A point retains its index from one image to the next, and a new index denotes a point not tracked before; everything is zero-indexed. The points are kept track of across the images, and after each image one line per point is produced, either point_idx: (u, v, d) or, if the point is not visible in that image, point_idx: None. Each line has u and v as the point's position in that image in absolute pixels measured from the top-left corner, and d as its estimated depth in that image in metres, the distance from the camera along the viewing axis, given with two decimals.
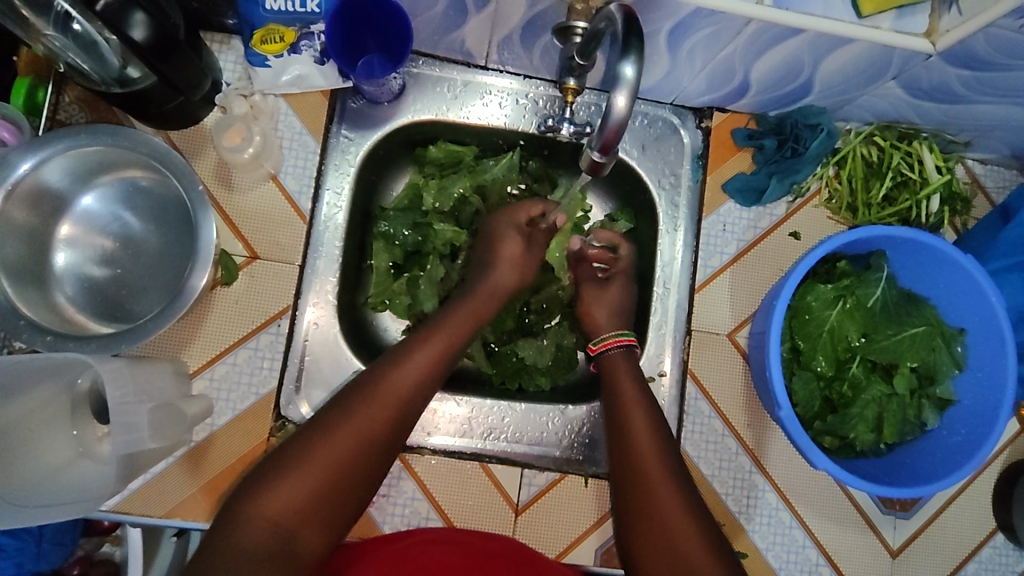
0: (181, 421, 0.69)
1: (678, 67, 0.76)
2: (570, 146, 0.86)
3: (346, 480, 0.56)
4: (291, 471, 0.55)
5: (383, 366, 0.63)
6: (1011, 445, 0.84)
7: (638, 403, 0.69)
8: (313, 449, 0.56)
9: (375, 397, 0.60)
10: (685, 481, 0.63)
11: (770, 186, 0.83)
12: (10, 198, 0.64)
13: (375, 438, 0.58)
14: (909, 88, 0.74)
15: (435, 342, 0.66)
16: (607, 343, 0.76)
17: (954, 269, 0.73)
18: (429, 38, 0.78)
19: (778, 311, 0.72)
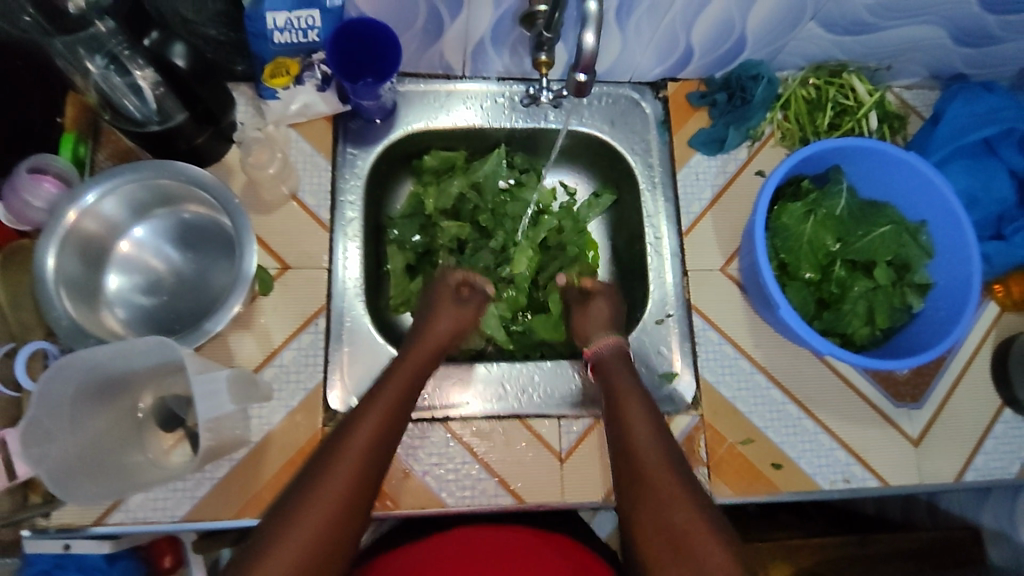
0: (249, 395, 0.72)
1: (630, 42, 0.88)
2: (549, 137, 0.98)
3: (324, 553, 0.58)
4: (271, 553, 0.56)
5: (338, 436, 0.65)
6: (997, 325, 0.92)
7: (645, 431, 0.69)
8: (283, 532, 0.58)
9: (332, 472, 0.61)
10: (685, 473, 0.66)
11: (729, 135, 0.93)
12: (76, 223, 0.72)
13: (340, 507, 0.60)
14: (826, 26, 0.86)
15: (378, 406, 0.68)
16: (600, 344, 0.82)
17: (903, 167, 0.82)
18: (413, 57, 0.89)
19: (759, 229, 0.80)
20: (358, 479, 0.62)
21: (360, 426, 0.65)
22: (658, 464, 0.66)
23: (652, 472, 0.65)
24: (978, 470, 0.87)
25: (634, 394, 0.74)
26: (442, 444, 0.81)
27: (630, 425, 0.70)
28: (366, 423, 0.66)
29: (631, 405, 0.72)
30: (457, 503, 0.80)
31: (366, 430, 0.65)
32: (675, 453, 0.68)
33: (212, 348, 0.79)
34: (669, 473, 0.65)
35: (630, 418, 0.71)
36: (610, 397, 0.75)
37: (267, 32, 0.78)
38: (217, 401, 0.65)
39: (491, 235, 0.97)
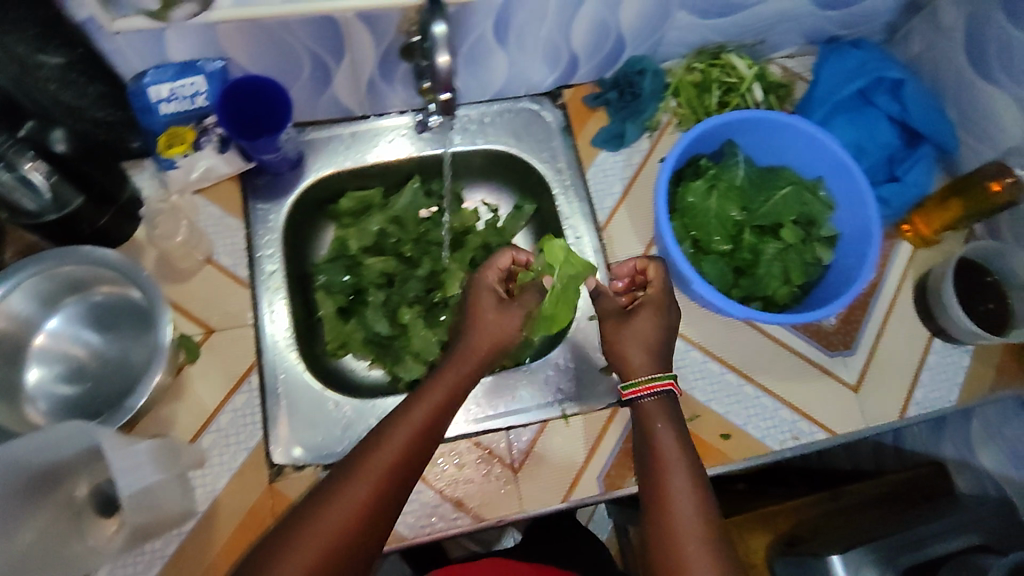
0: (180, 463, 0.72)
1: (516, 58, 0.90)
2: (464, 163, 1.02)
3: (338, 555, 0.61)
4: (289, 551, 0.60)
5: (371, 441, 0.68)
6: (913, 262, 0.96)
7: (686, 495, 0.68)
8: (303, 532, 0.61)
9: (356, 479, 0.65)
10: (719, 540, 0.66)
11: (627, 129, 0.96)
12: None
13: (361, 513, 0.63)
14: (695, 13, 0.90)
15: (417, 414, 0.71)
16: (649, 388, 0.76)
17: (790, 131, 0.86)
18: (309, 105, 0.90)
19: (662, 211, 0.82)
20: (382, 490, 0.65)
21: (394, 437, 0.68)
22: (693, 524, 0.66)
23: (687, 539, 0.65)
24: (920, 402, 0.89)
25: (687, 480, 0.69)
26: None
27: (672, 514, 0.67)
28: (398, 432, 0.69)
29: (676, 463, 0.70)
30: (416, 534, 0.79)
31: (400, 440, 0.68)
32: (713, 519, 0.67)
33: (145, 425, 0.78)
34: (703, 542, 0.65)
35: (668, 480, 0.70)
36: (647, 442, 0.74)
37: (152, 105, 0.79)
38: (140, 473, 0.64)
39: (417, 264, 0.98)
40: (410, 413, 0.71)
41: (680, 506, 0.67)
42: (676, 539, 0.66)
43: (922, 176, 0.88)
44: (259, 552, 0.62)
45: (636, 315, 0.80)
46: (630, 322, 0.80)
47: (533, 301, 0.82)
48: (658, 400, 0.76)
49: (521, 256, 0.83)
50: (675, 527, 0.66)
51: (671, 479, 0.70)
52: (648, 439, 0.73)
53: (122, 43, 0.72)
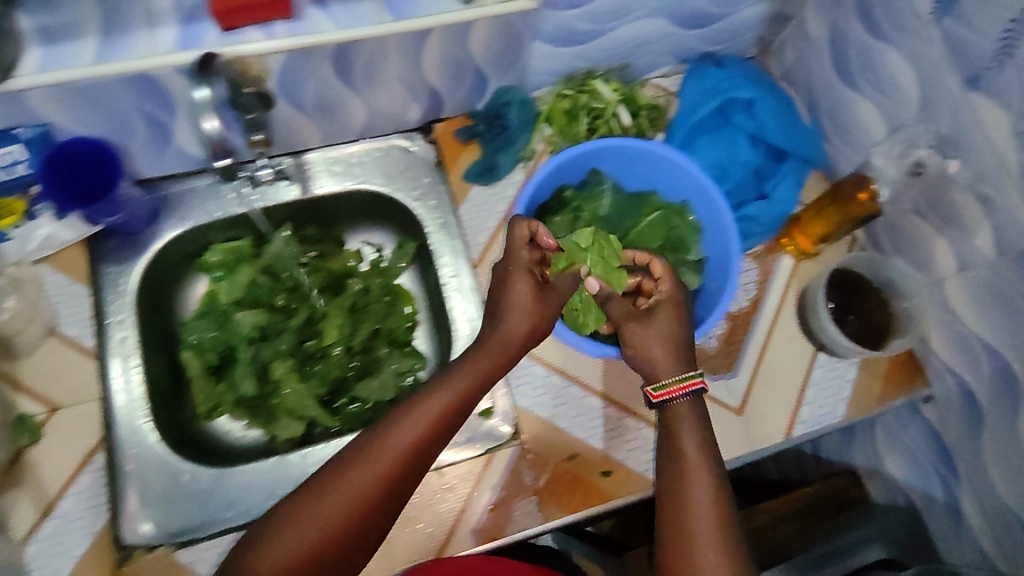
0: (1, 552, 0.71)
1: (371, 100, 0.88)
2: (340, 207, 0.99)
3: (336, 540, 0.61)
4: (288, 530, 0.61)
5: (387, 422, 0.67)
6: (795, 276, 0.95)
7: (707, 506, 0.65)
8: (304, 513, 0.62)
9: (365, 464, 0.64)
10: (736, 543, 0.63)
11: (498, 162, 0.94)
12: None
13: (364, 499, 0.63)
14: (550, 42, 0.88)
15: (435, 400, 0.68)
16: (684, 387, 0.71)
17: (651, 156, 0.84)
18: (157, 160, 0.86)
19: (516, 249, 0.79)
20: (390, 478, 0.64)
21: (406, 425, 0.66)
22: (710, 530, 0.64)
23: (704, 544, 0.63)
24: (805, 422, 0.90)
25: (707, 494, 0.65)
26: None
27: (694, 526, 0.64)
28: (410, 423, 0.66)
29: (699, 471, 0.66)
30: None
31: (412, 430, 0.66)
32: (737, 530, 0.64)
33: None
34: (721, 547, 0.63)
35: (691, 487, 0.66)
36: (669, 446, 0.69)
37: None
38: None
39: (292, 313, 0.95)
40: (431, 397, 0.68)
41: (702, 512, 0.64)
42: (691, 538, 0.63)
43: (789, 193, 0.86)
44: (265, 521, 0.63)
45: (655, 313, 0.76)
46: (649, 323, 0.75)
47: (555, 299, 0.76)
48: (691, 400, 0.71)
49: (523, 232, 0.76)
50: (695, 536, 0.63)
51: (694, 484, 0.66)
52: (674, 443, 0.69)
53: None
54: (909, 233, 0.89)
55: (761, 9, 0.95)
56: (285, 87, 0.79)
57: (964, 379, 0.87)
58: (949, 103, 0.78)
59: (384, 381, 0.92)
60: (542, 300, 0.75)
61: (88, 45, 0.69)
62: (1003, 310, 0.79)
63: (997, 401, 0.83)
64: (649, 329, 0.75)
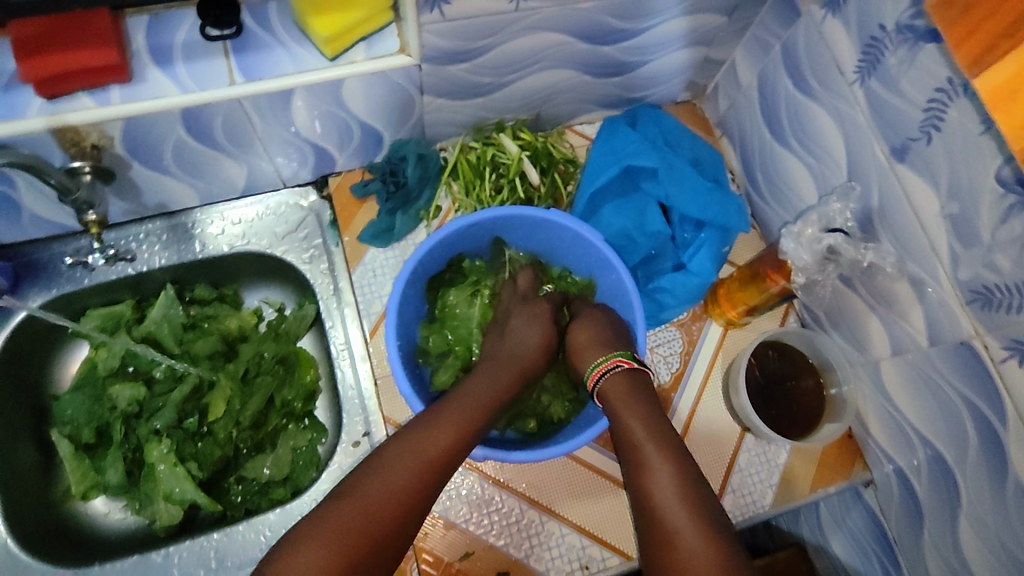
0: None
1: (249, 157, 0.81)
2: (232, 266, 0.92)
3: (363, 550, 0.54)
4: (310, 541, 0.53)
5: (415, 426, 0.63)
6: (722, 347, 0.88)
7: (676, 480, 0.59)
8: (330, 520, 0.55)
9: (394, 466, 0.59)
10: (712, 514, 0.57)
11: (396, 222, 0.87)
12: None
13: (399, 502, 0.57)
14: (445, 95, 0.80)
15: (467, 405, 0.65)
16: (601, 370, 0.69)
17: (551, 226, 0.77)
18: (14, 226, 0.79)
19: (390, 331, 0.71)
20: (423, 481, 0.59)
21: (439, 426, 0.62)
22: (678, 505, 0.58)
23: (675, 525, 0.57)
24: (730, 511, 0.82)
25: (670, 469, 0.60)
26: None
27: (663, 511, 0.58)
28: (444, 425, 0.63)
29: (658, 443, 0.62)
30: None
31: (445, 432, 0.62)
32: (711, 503, 0.58)
33: None
34: (696, 522, 0.56)
35: (648, 464, 0.61)
36: (620, 429, 0.65)
37: None
38: None
39: (177, 382, 0.87)
40: (459, 403, 0.65)
41: (664, 490, 0.59)
42: (661, 521, 0.58)
43: (706, 264, 0.78)
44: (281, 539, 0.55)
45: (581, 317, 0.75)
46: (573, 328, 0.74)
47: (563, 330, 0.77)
48: (626, 377, 0.68)
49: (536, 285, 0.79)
50: (663, 517, 0.58)
51: (653, 462, 0.61)
52: (621, 432, 0.64)
53: None
54: (843, 306, 0.81)
55: (686, 55, 0.88)
56: (137, 151, 0.72)
57: (901, 468, 0.79)
58: (876, 172, 0.70)
59: (279, 457, 0.85)
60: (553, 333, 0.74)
61: None
62: (935, 402, 0.70)
63: (934, 500, 0.73)
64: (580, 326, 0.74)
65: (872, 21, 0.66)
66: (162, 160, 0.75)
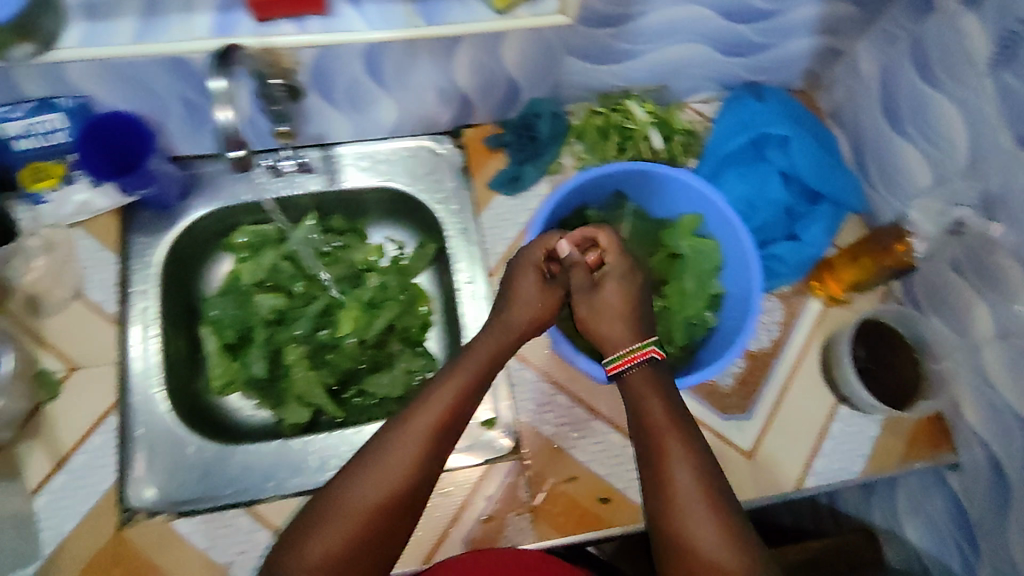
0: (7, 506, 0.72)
1: (402, 98, 0.88)
2: (367, 201, 1.00)
3: (371, 529, 0.62)
4: (324, 528, 0.62)
5: (414, 405, 0.69)
6: (822, 322, 0.91)
7: (692, 470, 0.65)
8: (338, 507, 0.63)
9: (390, 450, 0.65)
10: (726, 502, 0.64)
11: (525, 172, 0.94)
12: None
13: (397, 484, 0.64)
14: (586, 58, 0.87)
15: (461, 374, 0.71)
16: (630, 359, 0.73)
17: (676, 185, 0.83)
18: (193, 139, 0.89)
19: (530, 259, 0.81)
20: (423, 457, 0.65)
21: (427, 403, 0.68)
22: (694, 498, 0.64)
23: (688, 513, 0.63)
24: (822, 474, 0.85)
25: (682, 454, 0.66)
26: (247, 530, 0.75)
27: (676, 499, 0.64)
28: (433, 402, 0.68)
29: (672, 432, 0.68)
30: None
31: (435, 410, 0.68)
32: (723, 494, 0.65)
33: None
34: (710, 513, 0.63)
35: (666, 451, 0.66)
36: (637, 413, 0.70)
37: (7, 141, 0.78)
38: None
39: (310, 300, 0.96)
40: (452, 377, 0.70)
41: (682, 479, 0.65)
42: (675, 506, 0.64)
43: (819, 236, 0.84)
44: (301, 519, 0.64)
45: (603, 285, 0.77)
46: (597, 292, 0.77)
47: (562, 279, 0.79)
48: (641, 370, 0.72)
49: (553, 239, 0.78)
50: (677, 503, 0.64)
51: (670, 448, 0.67)
52: (640, 416, 0.69)
53: None
54: (947, 290, 0.85)
55: (810, 43, 0.93)
56: (317, 81, 0.81)
57: (993, 451, 0.81)
58: (1000, 159, 0.74)
59: (396, 377, 0.94)
60: (549, 293, 0.78)
61: (126, 26, 0.72)
62: None
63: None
64: (602, 296, 0.77)
65: (1011, 15, 0.70)
66: (331, 88, 0.83)
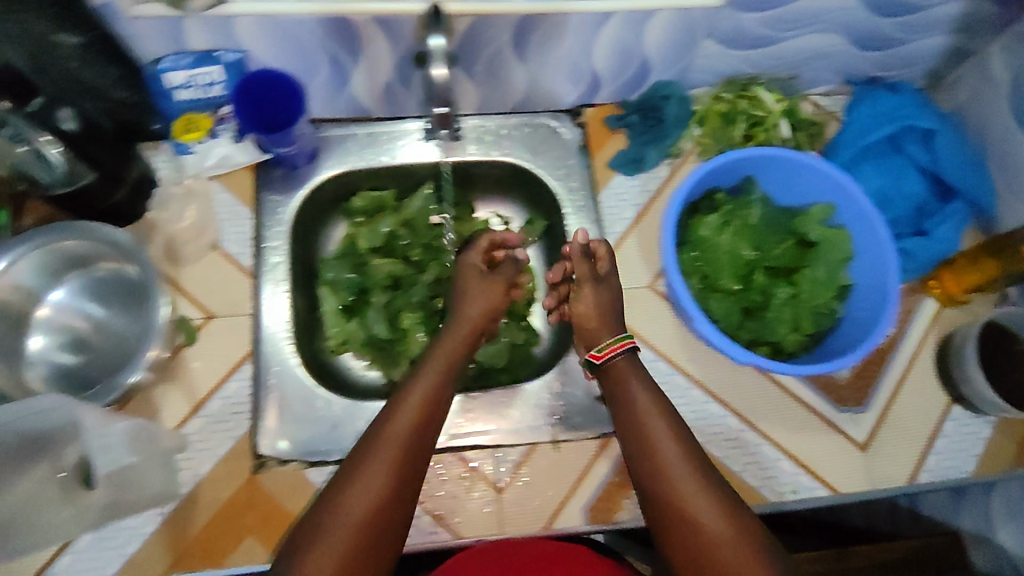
0: (153, 449, 0.75)
1: (536, 73, 0.89)
2: (479, 172, 0.99)
3: (370, 534, 0.60)
4: (318, 541, 0.58)
5: (384, 416, 0.68)
6: (936, 322, 0.92)
7: (673, 446, 0.67)
8: (331, 517, 0.60)
9: (376, 454, 0.64)
10: (710, 475, 0.65)
11: (647, 154, 0.95)
12: None
13: (386, 487, 0.62)
14: (724, 42, 0.87)
15: (419, 386, 0.71)
16: (612, 348, 0.78)
17: (812, 173, 0.83)
18: (328, 103, 0.91)
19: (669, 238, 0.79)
20: (406, 457, 0.64)
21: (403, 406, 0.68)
22: (687, 477, 0.65)
23: (684, 489, 0.64)
24: (931, 471, 0.86)
25: (670, 433, 0.69)
26: None
27: (670, 480, 0.65)
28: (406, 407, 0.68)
29: (656, 416, 0.70)
30: None
31: (409, 412, 0.68)
32: (710, 471, 0.66)
33: (138, 404, 0.80)
34: (703, 486, 0.64)
35: (653, 434, 0.69)
36: (626, 407, 0.73)
37: (168, 91, 0.80)
38: (112, 454, 0.70)
39: (423, 268, 0.97)
40: (409, 391, 0.70)
41: (673, 461, 0.66)
42: (671, 486, 0.65)
43: (950, 235, 0.84)
44: (293, 540, 0.60)
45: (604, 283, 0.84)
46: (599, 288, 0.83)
47: (510, 267, 0.87)
48: (628, 359, 0.77)
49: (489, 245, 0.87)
50: (671, 480, 0.65)
51: (655, 430, 0.69)
52: (628, 405, 0.72)
53: (142, 28, 0.72)
54: None
55: (944, 41, 0.92)
56: (463, 50, 0.82)
57: None
58: None
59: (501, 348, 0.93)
60: (496, 288, 0.84)
61: None
62: None
63: None
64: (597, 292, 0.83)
65: None
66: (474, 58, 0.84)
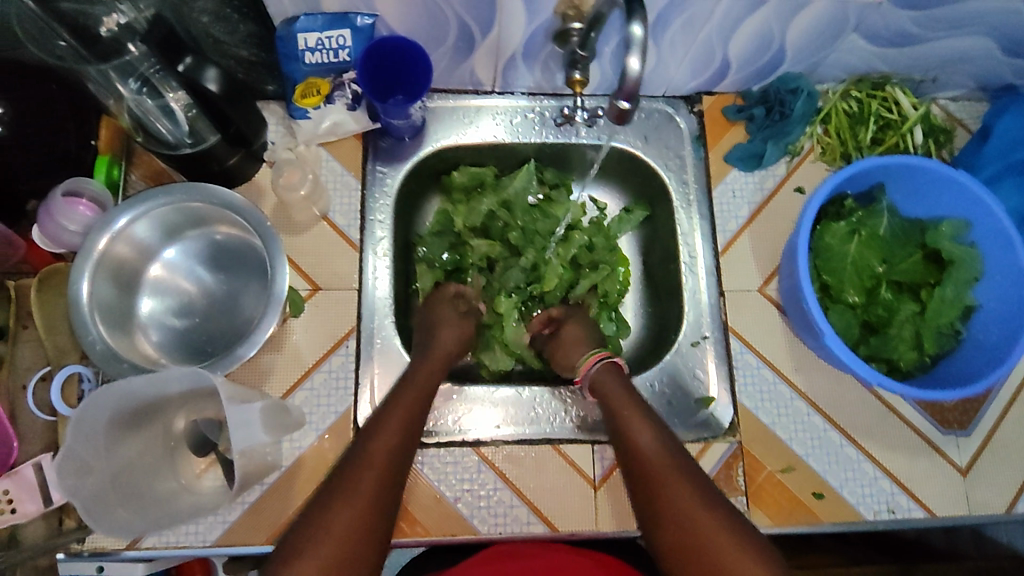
0: (282, 425, 0.74)
1: (664, 57, 0.85)
2: (578, 153, 0.95)
3: (359, 535, 0.59)
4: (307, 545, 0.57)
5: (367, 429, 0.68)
6: None
7: (673, 461, 0.69)
8: (320, 520, 0.59)
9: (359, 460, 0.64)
10: (708, 489, 0.66)
11: (768, 150, 0.90)
12: (115, 241, 0.73)
13: (367, 490, 0.62)
14: (870, 38, 0.82)
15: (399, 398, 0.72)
16: (592, 360, 0.82)
17: (951, 186, 0.79)
18: (444, 73, 0.87)
19: (800, 251, 0.77)
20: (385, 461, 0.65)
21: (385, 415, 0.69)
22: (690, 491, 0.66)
23: (684, 501, 0.65)
24: None
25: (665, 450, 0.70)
26: (474, 469, 0.81)
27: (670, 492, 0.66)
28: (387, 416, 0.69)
29: (656, 434, 0.72)
30: (490, 531, 0.80)
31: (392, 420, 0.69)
32: (704, 484, 0.67)
33: (245, 370, 0.80)
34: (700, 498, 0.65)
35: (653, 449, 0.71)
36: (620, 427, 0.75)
37: (297, 53, 0.76)
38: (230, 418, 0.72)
39: (520, 253, 0.92)
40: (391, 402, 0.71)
41: (676, 476, 0.67)
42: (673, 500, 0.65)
43: None
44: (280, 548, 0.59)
45: (562, 326, 0.90)
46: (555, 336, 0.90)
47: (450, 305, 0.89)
48: (606, 366, 0.81)
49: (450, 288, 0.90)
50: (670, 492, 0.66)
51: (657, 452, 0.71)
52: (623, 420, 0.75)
53: None
54: None
55: None
56: None
57: None
58: None
59: None
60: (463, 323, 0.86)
61: None
62: None
63: None
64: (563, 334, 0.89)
65: None
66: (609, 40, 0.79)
